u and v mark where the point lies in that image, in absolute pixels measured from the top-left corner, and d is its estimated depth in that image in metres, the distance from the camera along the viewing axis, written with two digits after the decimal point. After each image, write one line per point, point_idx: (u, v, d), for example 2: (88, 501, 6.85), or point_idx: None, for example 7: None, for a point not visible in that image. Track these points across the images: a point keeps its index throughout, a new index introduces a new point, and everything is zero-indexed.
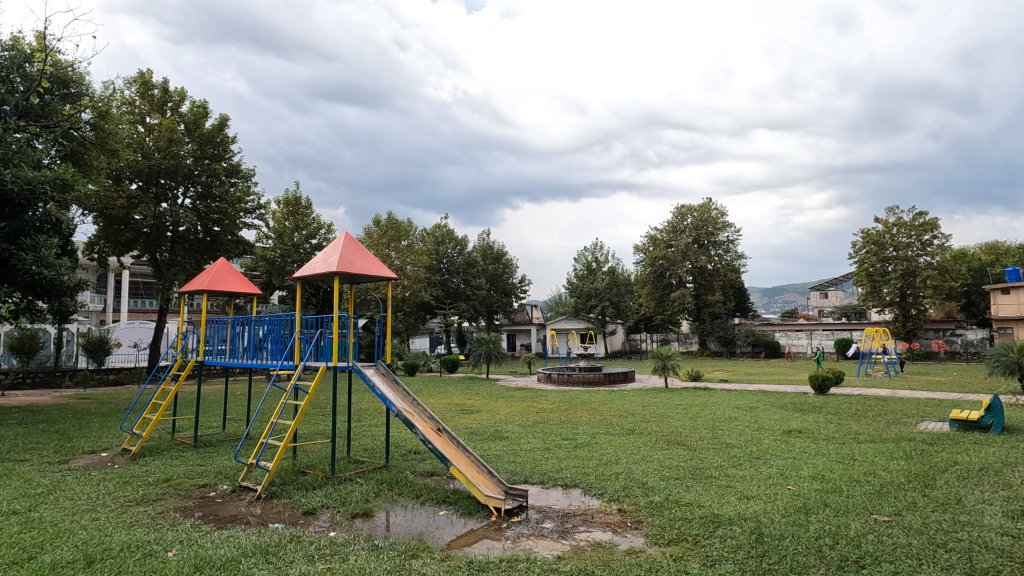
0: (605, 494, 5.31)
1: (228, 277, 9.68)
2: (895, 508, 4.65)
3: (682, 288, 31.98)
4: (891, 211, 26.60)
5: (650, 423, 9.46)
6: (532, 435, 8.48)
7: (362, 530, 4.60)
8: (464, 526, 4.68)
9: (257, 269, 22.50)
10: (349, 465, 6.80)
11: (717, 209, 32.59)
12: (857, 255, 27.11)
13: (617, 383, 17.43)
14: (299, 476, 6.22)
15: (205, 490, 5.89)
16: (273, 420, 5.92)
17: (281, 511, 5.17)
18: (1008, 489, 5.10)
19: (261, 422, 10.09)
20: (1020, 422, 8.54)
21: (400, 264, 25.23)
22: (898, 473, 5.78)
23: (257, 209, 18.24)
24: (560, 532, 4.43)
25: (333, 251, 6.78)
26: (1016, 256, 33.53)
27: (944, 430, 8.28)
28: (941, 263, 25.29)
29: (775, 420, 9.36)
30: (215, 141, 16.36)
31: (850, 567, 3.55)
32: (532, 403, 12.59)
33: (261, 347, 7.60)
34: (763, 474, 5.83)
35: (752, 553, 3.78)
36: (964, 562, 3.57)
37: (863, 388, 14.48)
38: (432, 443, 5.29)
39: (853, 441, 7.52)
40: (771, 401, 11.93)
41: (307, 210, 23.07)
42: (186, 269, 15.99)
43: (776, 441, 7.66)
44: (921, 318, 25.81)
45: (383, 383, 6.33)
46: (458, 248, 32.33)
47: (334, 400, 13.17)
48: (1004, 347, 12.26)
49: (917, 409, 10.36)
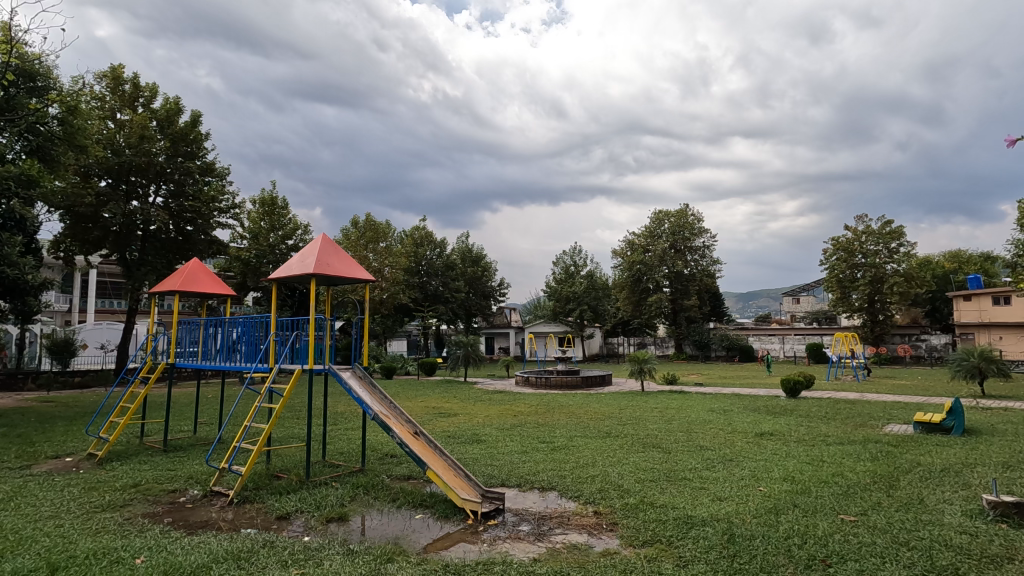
0: (581, 496, 5.36)
1: (201, 278, 9.49)
2: (861, 508, 4.79)
3: (659, 292, 32.40)
4: (861, 220, 27.41)
5: (626, 425, 9.55)
6: (509, 438, 8.51)
7: (336, 535, 4.56)
8: (441, 530, 4.66)
9: (231, 269, 22.07)
10: (325, 469, 6.73)
11: (693, 215, 33.08)
12: (827, 262, 27.83)
13: (594, 386, 17.54)
14: (273, 480, 6.13)
15: (175, 495, 5.76)
16: (247, 423, 5.78)
17: (254, 516, 5.09)
18: (967, 489, 5.30)
19: (233, 426, 9.90)
20: (979, 424, 8.90)
21: (378, 266, 25.04)
22: (865, 474, 5.97)
23: (231, 208, 17.93)
24: (537, 534, 4.46)
25: (309, 252, 6.70)
26: (977, 263, 34.83)
27: (908, 431, 8.57)
28: (907, 270, 26.07)
29: (748, 423, 9.55)
30: (188, 139, 16.09)
31: (817, 565, 3.64)
32: (511, 406, 12.62)
33: (234, 348, 7.46)
34: (736, 476, 5.96)
35: (723, 553, 3.86)
36: (925, 560, 3.69)
37: (834, 392, 14.83)
38: (408, 447, 5.25)
39: (821, 442, 7.76)
40: (745, 404, 12.16)
41: (284, 210, 22.75)
42: (158, 269, 15.64)
43: (748, 443, 7.84)
44: (888, 323, 26.61)
45: (358, 386, 6.26)
46: (437, 251, 32.23)
47: (309, 403, 13.00)
48: (965, 352, 12.70)
49: (884, 411, 10.68)
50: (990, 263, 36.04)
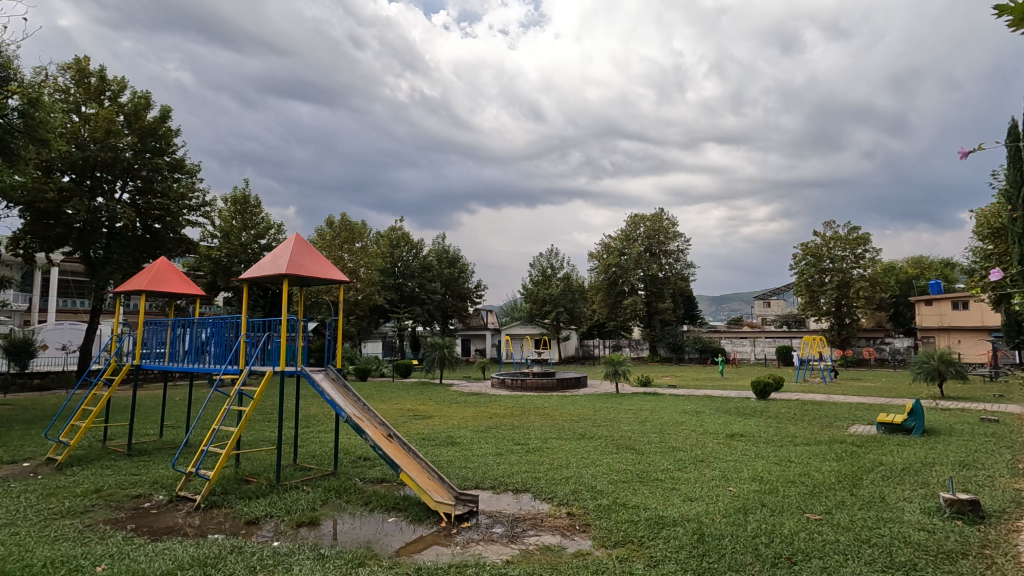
0: (554, 498, 5.39)
1: (169, 278, 9.24)
2: (825, 508, 4.91)
3: (634, 295, 32.78)
4: (829, 226, 28.21)
5: (601, 427, 9.64)
6: (484, 440, 8.51)
7: (307, 539, 4.49)
8: (413, 533, 4.64)
9: (201, 269, 21.54)
10: (296, 472, 6.63)
11: (668, 219, 33.46)
12: (797, 266, 28.50)
13: (569, 388, 17.64)
14: (242, 485, 6.00)
15: (138, 501, 5.60)
16: (214, 426, 5.63)
17: (221, 521, 4.98)
18: (926, 488, 5.48)
19: (201, 429, 9.69)
20: (938, 424, 9.25)
21: (353, 266, 24.70)
22: (830, 473, 6.14)
23: (201, 206, 17.55)
24: (509, 536, 4.46)
25: (282, 252, 6.59)
26: (938, 269, 36.16)
27: (872, 432, 8.86)
28: (872, 275, 26.90)
29: (719, 424, 9.75)
30: (157, 134, 15.74)
31: (783, 564, 3.72)
32: (486, 408, 12.61)
33: (203, 350, 7.28)
34: (707, 476, 6.08)
35: (693, 553, 3.92)
36: (885, 556, 3.81)
37: (802, 394, 15.22)
38: (381, 449, 5.21)
39: (788, 443, 7.96)
40: (716, 406, 12.42)
41: (256, 209, 22.34)
42: (123, 268, 15.14)
43: (719, 444, 7.99)
44: (854, 327, 27.35)
45: (331, 388, 6.18)
46: (413, 252, 32.05)
47: (280, 406, 12.77)
48: (926, 355, 13.15)
49: (848, 412, 11.02)
50: (950, 268, 37.39)
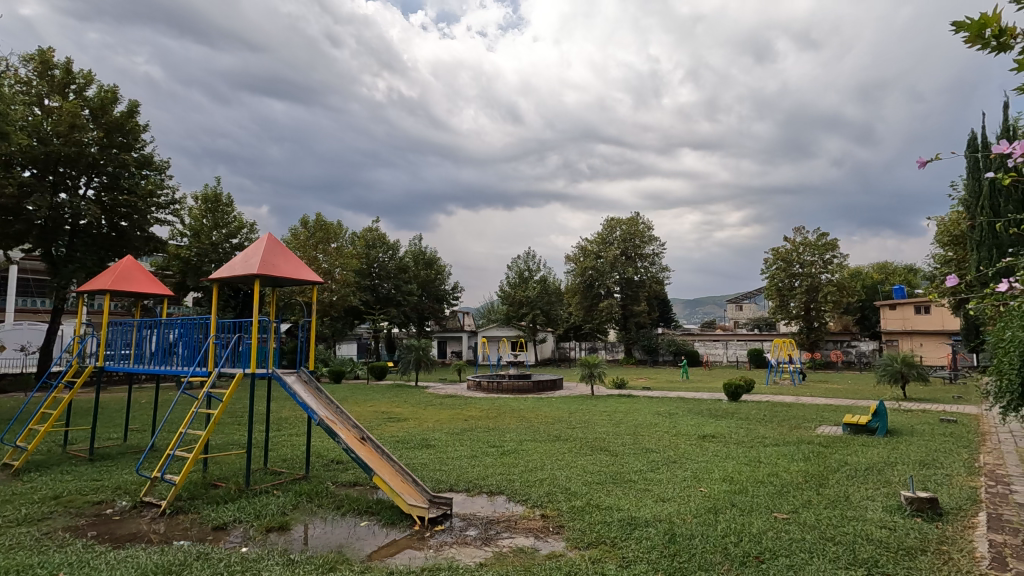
0: (529, 500, 5.40)
1: (135, 277, 8.98)
2: (792, 507, 5.02)
3: (610, 298, 33.08)
4: (798, 232, 28.89)
5: (576, 429, 9.70)
6: (459, 442, 8.48)
7: (276, 545, 4.41)
8: (386, 537, 4.59)
9: (170, 268, 20.97)
10: (266, 477, 6.50)
11: (644, 223, 33.82)
12: (768, 271, 29.11)
13: (545, 390, 17.71)
14: (209, 490, 5.85)
15: (100, 507, 5.42)
16: (181, 430, 5.46)
17: (188, 527, 4.86)
18: (888, 486, 5.66)
19: (168, 433, 9.44)
20: (900, 426, 9.55)
21: (328, 267, 24.37)
22: (798, 473, 6.28)
23: (170, 204, 17.14)
24: (483, 539, 4.45)
25: (253, 252, 6.48)
26: (902, 275, 37.40)
27: (838, 433, 9.09)
28: (839, 280, 27.67)
29: (692, 425, 9.92)
30: (124, 129, 15.36)
31: (751, 562, 3.81)
32: (461, 410, 12.58)
33: (171, 352, 7.09)
34: (678, 477, 6.16)
35: (664, 553, 3.97)
36: (848, 554, 3.92)
37: (772, 395, 15.59)
38: (354, 453, 5.16)
39: (758, 444, 8.12)
40: (689, 408, 12.59)
41: (228, 207, 21.90)
42: (87, 267, 14.64)
43: (691, 445, 8.10)
44: (823, 330, 28.06)
45: (303, 390, 6.08)
46: (389, 253, 31.76)
47: (251, 408, 12.52)
48: (890, 357, 13.53)
49: (816, 414, 11.30)
50: (913, 274, 38.64)
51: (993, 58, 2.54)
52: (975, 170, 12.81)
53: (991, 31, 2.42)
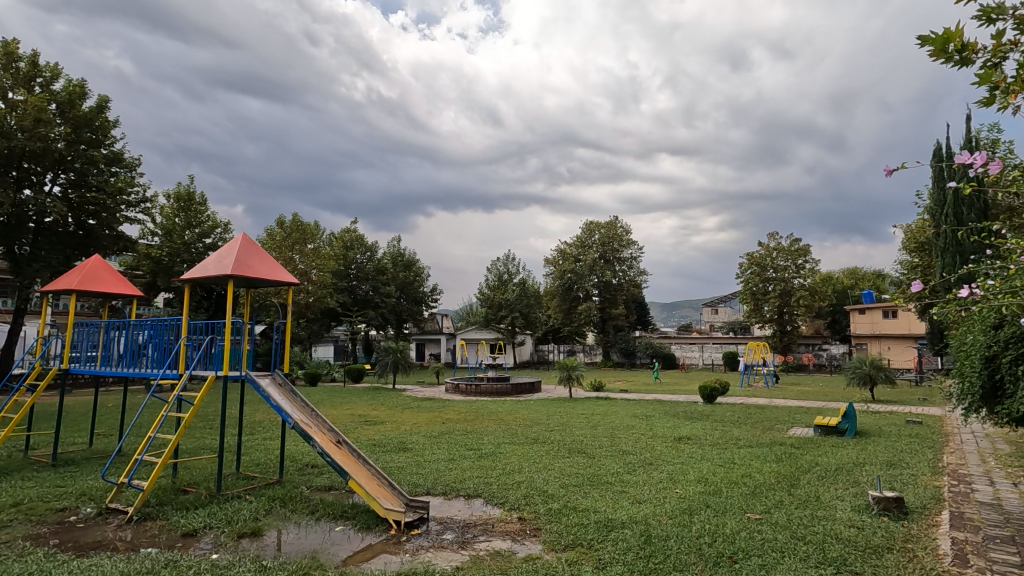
0: (506, 503, 5.40)
1: (103, 276, 8.73)
2: (765, 507, 5.12)
3: (589, 301, 33.28)
4: (772, 237, 29.47)
5: (554, 431, 9.74)
6: (437, 445, 8.43)
7: (249, 551, 4.33)
8: (362, 541, 4.54)
9: (140, 268, 20.45)
10: (238, 481, 6.37)
11: (622, 227, 34.14)
12: (743, 275, 29.63)
13: (523, 393, 17.73)
14: (179, 495, 5.71)
15: (64, 514, 5.25)
16: (150, 434, 5.32)
17: (156, 534, 4.73)
18: (857, 486, 5.81)
19: (136, 437, 9.20)
20: (869, 427, 9.80)
21: (304, 268, 24.05)
22: (771, 474, 6.41)
23: (141, 202, 16.73)
24: (460, 542, 4.43)
25: (227, 252, 6.35)
26: (871, 280, 38.46)
27: (809, 434, 9.28)
28: (811, 285, 28.31)
29: (668, 427, 10.05)
30: (93, 125, 14.96)
31: (724, 562, 3.87)
32: (439, 413, 12.49)
33: (140, 353, 6.90)
34: (654, 479, 6.22)
35: (640, 554, 4.01)
36: (818, 552, 4.01)
37: (746, 397, 15.85)
38: (330, 456, 5.09)
39: (732, 445, 8.25)
40: (665, 410, 12.74)
41: (201, 206, 21.46)
42: (52, 266, 14.19)
43: (667, 447, 8.20)
44: (795, 334, 28.68)
45: (278, 393, 5.97)
46: (368, 254, 31.48)
47: (223, 412, 12.27)
48: (859, 360, 13.89)
49: (789, 415, 11.53)
50: (881, 279, 39.75)
51: (956, 71, 2.63)
52: (940, 179, 13.25)
53: (954, 46, 2.51)
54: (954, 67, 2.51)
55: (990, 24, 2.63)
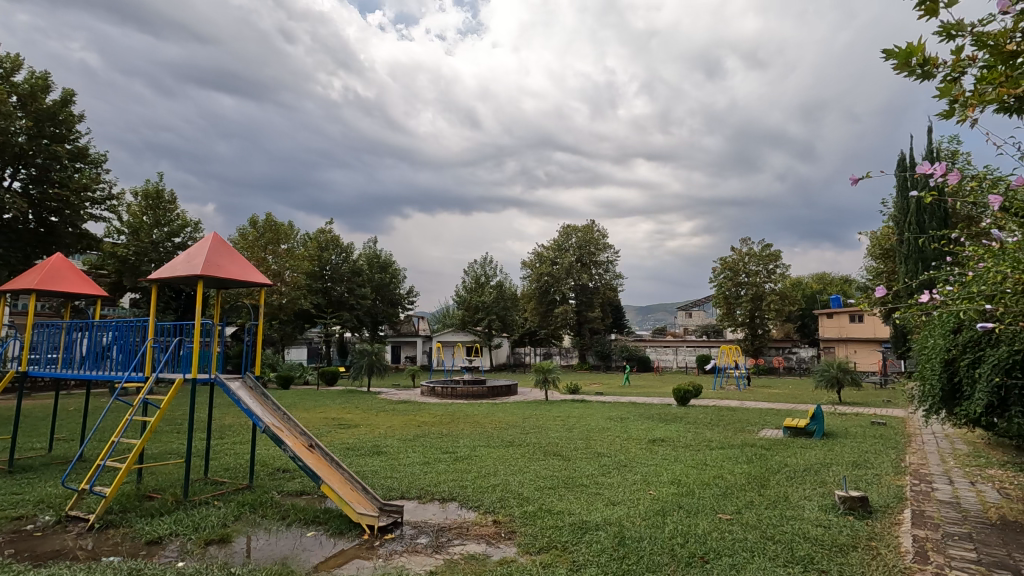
0: (481, 506, 5.37)
1: (65, 276, 8.42)
2: (735, 508, 5.22)
3: (565, 304, 33.45)
4: (745, 243, 30.08)
5: (529, 434, 9.74)
6: (412, 449, 8.35)
7: (216, 558, 4.22)
8: (334, 547, 4.48)
9: (105, 267, 19.83)
10: (206, 487, 6.22)
11: (599, 231, 34.41)
12: (716, 280, 30.15)
13: (500, 396, 17.71)
14: (144, 502, 5.54)
15: (20, 523, 5.04)
16: (114, 438, 5.14)
17: (119, 542, 4.59)
18: (824, 486, 5.95)
19: (99, 442, 8.90)
20: (836, 428, 10.05)
21: (278, 268, 23.66)
22: (741, 475, 6.53)
23: (107, 199, 16.24)
24: (434, 546, 4.40)
25: (197, 252, 6.19)
26: (838, 285, 39.55)
27: (779, 436, 9.47)
28: (782, 289, 28.97)
29: (642, 430, 10.16)
30: (56, 119, 14.52)
31: (696, 562, 3.92)
32: (414, 416, 12.38)
33: (105, 356, 6.67)
34: (629, 481, 6.27)
35: (613, 556, 4.03)
36: (787, 552, 4.09)
37: (719, 400, 16.10)
38: (302, 461, 5.00)
39: (705, 447, 8.37)
40: (640, 412, 12.86)
41: (171, 204, 20.93)
42: (11, 265, 13.67)
43: (641, 449, 8.30)
44: (766, 337, 29.30)
45: (249, 397, 5.84)
46: (343, 255, 31.10)
47: (192, 416, 11.96)
48: (827, 363, 14.23)
49: (759, 417, 11.76)
50: (848, 284, 40.90)
51: (918, 85, 2.74)
52: (903, 188, 13.70)
53: (917, 60, 2.61)
54: (916, 80, 2.61)
55: (949, 39, 2.74)
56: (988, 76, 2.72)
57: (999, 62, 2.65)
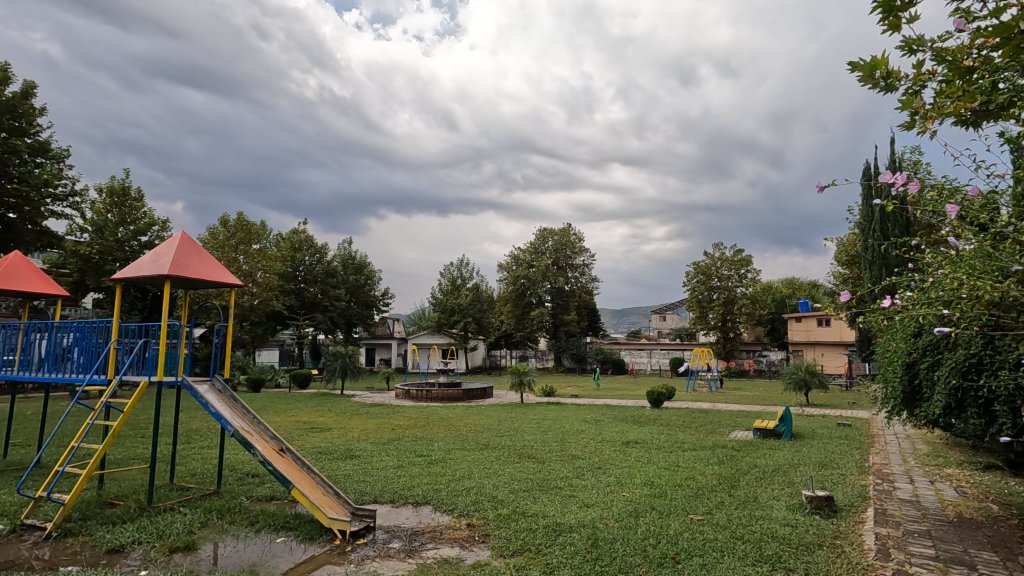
0: (455, 510, 5.35)
1: (23, 274, 8.11)
2: (707, 508, 5.30)
3: (541, 306, 33.58)
4: (717, 247, 30.62)
5: (505, 436, 9.74)
6: (386, 452, 8.26)
7: (181, 566, 4.11)
8: (304, 553, 4.40)
9: (67, 266, 19.14)
10: (171, 493, 6.04)
11: (575, 234, 34.62)
12: (689, 284, 30.62)
13: (475, 398, 17.66)
14: (105, 509, 5.36)
15: None
16: (73, 444, 4.96)
17: (77, 551, 4.42)
18: (791, 486, 6.10)
19: (58, 447, 8.59)
20: (804, 429, 10.30)
21: (249, 269, 23.19)
22: (712, 476, 6.64)
23: (70, 196, 15.70)
24: (407, 550, 4.36)
25: (164, 252, 6.03)
26: (807, 290, 40.58)
27: (749, 437, 9.65)
28: (752, 293, 29.57)
29: (616, 432, 10.25)
30: (15, 112, 13.98)
31: (667, 563, 3.97)
32: (389, 419, 12.25)
33: (65, 358, 6.44)
34: (603, 483, 6.32)
35: (587, 557, 4.06)
36: (755, 551, 4.17)
37: (691, 402, 16.35)
38: (272, 465, 4.89)
39: (678, 449, 8.47)
40: (615, 415, 12.97)
41: (137, 202, 20.34)
42: None
43: (615, 451, 8.38)
44: (737, 340, 29.88)
45: (217, 400, 5.70)
46: (317, 256, 30.63)
47: (158, 420, 11.63)
48: (796, 366, 14.57)
49: (731, 419, 11.98)
50: (816, 289, 41.98)
51: (882, 97, 2.83)
52: (869, 196, 14.15)
53: (880, 72, 2.71)
54: (880, 92, 2.70)
55: (911, 54, 2.85)
56: (947, 90, 2.83)
57: (957, 77, 2.76)
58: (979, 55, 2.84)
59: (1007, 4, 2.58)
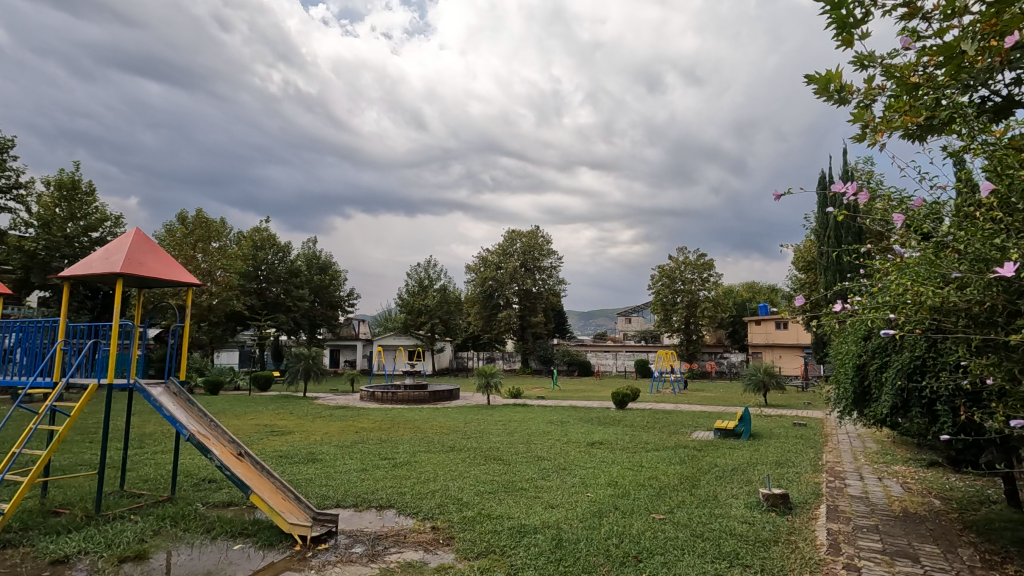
0: (419, 513, 5.30)
1: None
2: (668, 508, 5.40)
3: (508, 308, 33.65)
4: (681, 251, 31.29)
5: (471, 438, 9.72)
6: (349, 455, 8.12)
7: None
8: (263, 559, 4.28)
9: (10, 263, 18.18)
10: (122, 500, 5.80)
11: (543, 236, 34.82)
12: (654, 287, 31.19)
13: (441, 400, 17.55)
14: (49, 518, 5.11)
15: None
16: (14, 450, 4.71)
17: (17, 563, 4.20)
18: (749, 484, 6.28)
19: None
20: (761, 429, 10.62)
21: (208, 268, 22.51)
22: (674, 475, 6.78)
23: (14, 188, 14.95)
24: (370, 555, 4.30)
25: (116, 250, 5.77)
26: (766, 294, 41.85)
27: (709, 437, 9.89)
28: (714, 297, 30.30)
29: (582, 433, 10.35)
30: None
31: (629, 562, 4.03)
32: (352, 422, 12.05)
33: (6, 359, 6.09)
34: (567, 484, 6.38)
35: (551, 558, 4.08)
36: (714, 548, 4.28)
37: (654, 403, 16.64)
38: (230, 470, 4.74)
39: (641, 450, 8.60)
40: (580, 416, 13.08)
41: (88, 197, 19.49)
42: None
43: (580, 452, 8.46)
44: (699, 342, 30.56)
45: (171, 403, 5.48)
46: (280, 255, 29.92)
47: (108, 424, 11.14)
48: (755, 368, 15.00)
49: (693, 420, 12.24)
50: (775, 292, 43.35)
51: (835, 108, 2.94)
52: (823, 204, 14.69)
53: (834, 86, 2.84)
54: (834, 105, 2.82)
55: (863, 68, 2.98)
56: (895, 105, 2.98)
57: (904, 92, 2.92)
58: (924, 72, 2.99)
59: (950, 24, 2.73)
